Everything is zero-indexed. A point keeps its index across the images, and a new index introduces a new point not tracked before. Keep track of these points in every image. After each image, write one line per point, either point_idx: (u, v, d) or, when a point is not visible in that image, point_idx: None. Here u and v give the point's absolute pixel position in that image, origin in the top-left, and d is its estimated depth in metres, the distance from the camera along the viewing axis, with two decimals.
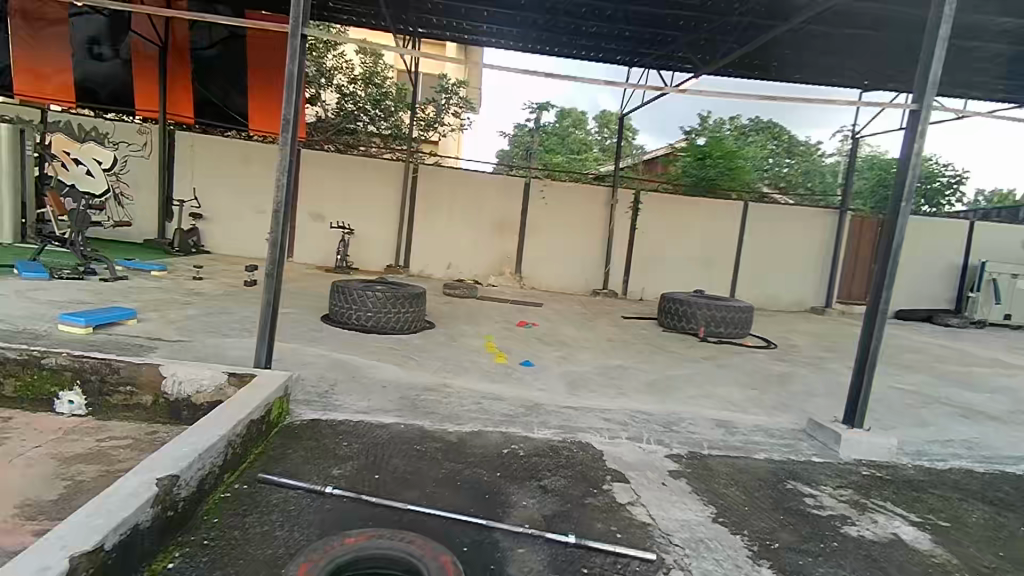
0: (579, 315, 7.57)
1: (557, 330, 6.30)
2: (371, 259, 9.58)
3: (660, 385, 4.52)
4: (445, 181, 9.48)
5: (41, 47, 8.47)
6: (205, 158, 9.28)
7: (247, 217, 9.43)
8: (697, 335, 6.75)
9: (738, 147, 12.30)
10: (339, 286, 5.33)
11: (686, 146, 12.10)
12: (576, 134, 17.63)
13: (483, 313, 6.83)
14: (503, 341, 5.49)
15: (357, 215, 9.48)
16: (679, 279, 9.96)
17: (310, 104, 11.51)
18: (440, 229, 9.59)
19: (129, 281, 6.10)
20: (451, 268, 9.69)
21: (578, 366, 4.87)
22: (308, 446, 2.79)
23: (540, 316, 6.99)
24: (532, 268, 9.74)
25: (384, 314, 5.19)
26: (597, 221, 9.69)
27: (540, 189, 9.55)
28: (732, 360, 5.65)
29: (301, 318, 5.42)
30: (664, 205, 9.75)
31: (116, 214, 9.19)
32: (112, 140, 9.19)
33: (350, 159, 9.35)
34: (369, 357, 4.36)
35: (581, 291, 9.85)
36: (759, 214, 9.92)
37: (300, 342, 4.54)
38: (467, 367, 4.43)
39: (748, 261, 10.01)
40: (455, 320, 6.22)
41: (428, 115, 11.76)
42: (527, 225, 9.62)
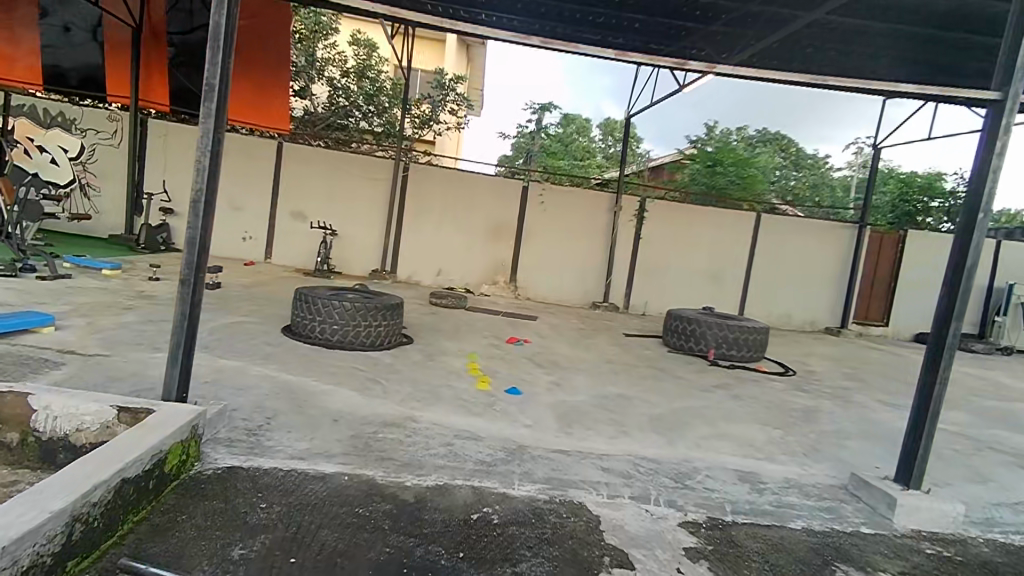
0: (576, 330, 6.91)
1: (551, 349, 5.63)
2: (355, 263, 8.91)
3: (668, 421, 3.84)
4: (437, 181, 8.84)
5: (11, 30, 7.95)
6: (180, 149, 8.63)
7: (222, 213, 8.75)
8: (706, 357, 6.08)
9: (750, 156, 11.66)
10: (302, 293, 4.65)
11: (696, 153, 11.46)
12: (579, 141, 16.45)
13: (471, 327, 6.16)
14: (488, 361, 4.81)
15: (342, 215, 8.83)
16: (685, 293, 9.29)
17: (299, 97, 10.88)
18: (430, 233, 8.94)
19: (72, 280, 5.43)
20: (440, 274, 9.02)
21: (572, 394, 4.20)
22: (213, 509, 2.11)
23: (533, 332, 6.32)
24: (528, 277, 9.06)
25: (352, 327, 4.53)
26: (598, 229, 9.05)
27: (539, 193, 8.91)
28: (748, 390, 4.98)
29: (258, 328, 4.74)
30: (672, 214, 9.12)
31: (80, 207, 8.51)
32: (80, 127, 8.51)
33: (336, 155, 8.72)
34: (326, 381, 3.68)
35: (580, 303, 9.17)
36: (772, 226, 9.28)
37: (247, 359, 3.86)
38: (442, 395, 3.75)
39: (760, 276, 9.36)
40: (437, 335, 5.55)
41: (423, 112, 11.08)
42: (523, 231, 8.97)
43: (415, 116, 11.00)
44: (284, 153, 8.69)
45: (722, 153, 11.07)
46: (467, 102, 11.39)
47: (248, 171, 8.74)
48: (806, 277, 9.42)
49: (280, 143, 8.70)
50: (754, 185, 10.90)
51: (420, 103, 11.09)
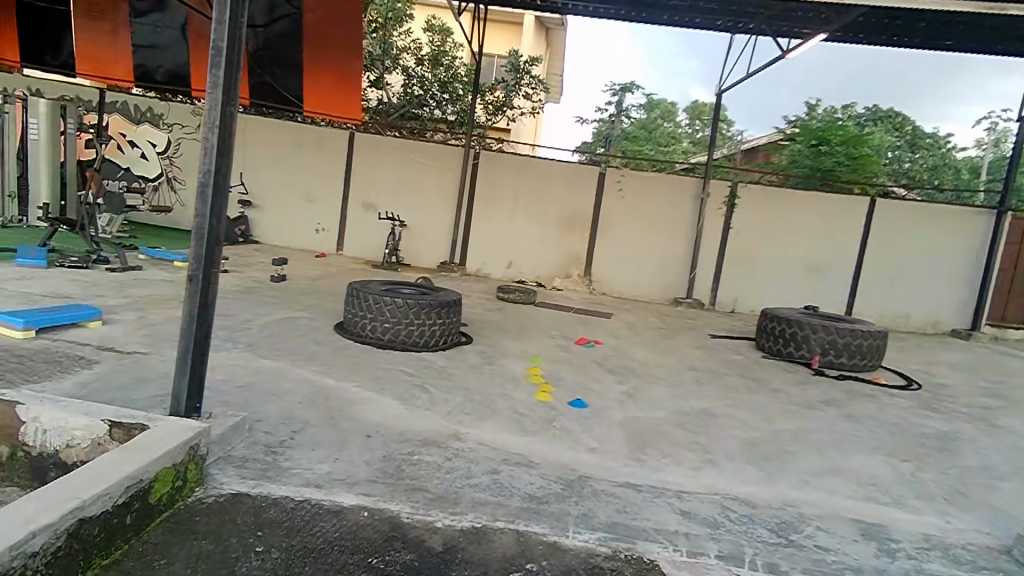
0: (656, 330, 6.25)
1: (626, 352, 5.04)
2: (424, 255, 8.67)
3: (765, 449, 3.19)
4: (508, 169, 8.41)
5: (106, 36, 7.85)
6: (257, 142, 8.75)
7: (296, 204, 8.76)
8: (810, 366, 5.27)
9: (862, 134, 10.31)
10: (354, 288, 4.33)
11: (797, 132, 10.30)
12: (664, 126, 15.84)
13: (538, 325, 5.68)
14: (553, 367, 4.32)
15: (412, 206, 8.60)
16: (783, 290, 8.33)
17: (374, 87, 10.79)
18: (501, 223, 8.53)
19: (141, 271, 5.44)
20: (511, 267, 8.60)
21: (648, 409, 3.62)
22: (199, 552, 1.76)
23: (607, 332, 5.75)
24: (604, 270, 8.46)
25: (404, 325, 4.17)
26: (682, 219, 8.27)
27: (617, 179, 8.27)
28: (862, 409, 4.18)
29: (310, 324, 4.50)
30: (767, 200, 8.18)
31: (167, 200, 8.81)
32: (166, 122, 8.80)
33: (406, 143, 8.48)
34: (368, 386, 3.33)
35: (661, 299, 8.44)
36: (887, 213, 8.11)
37: (290, 359, 3.59)
38: (495, 407, 3.30)
39: (872, 270, 8.22)
40: (500, 334, 5.12)
41: (497, 97, 10.61)
42: (600, 221, 8.37)
43: (489, 102, 10.55)
44: (356, 143, 8.56)
45: (827, 130, 9.88)
46: (544, 85, 10.80)
47: (321, 162, 8.68)
48: (927, 272, 8.18)
49: (352, 133, 8.55)
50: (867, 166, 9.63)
51: (494, 88, 10.61)
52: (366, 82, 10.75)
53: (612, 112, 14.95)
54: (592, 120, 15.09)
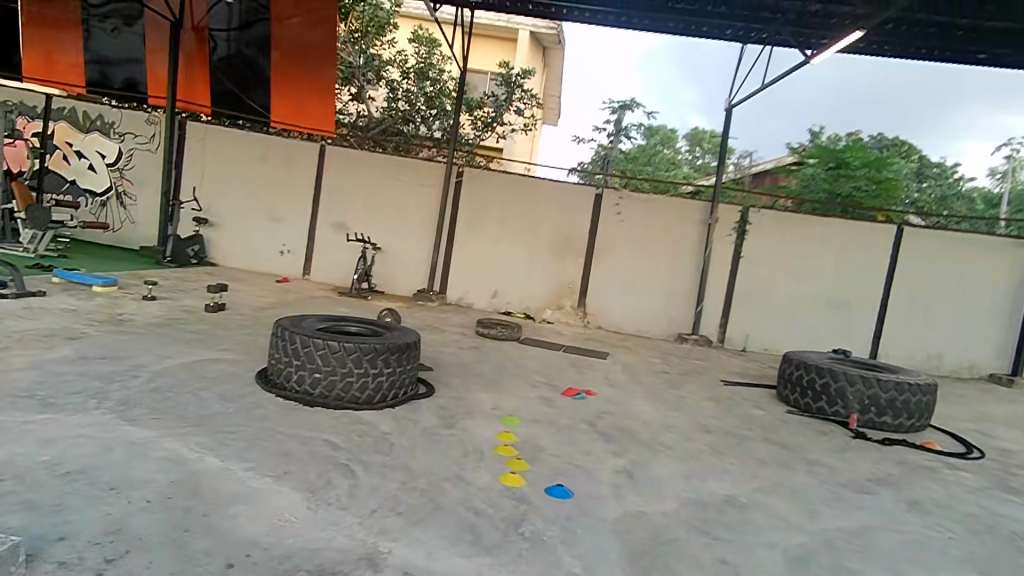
0: (659, 374, 5.34)
1: (622, 406, 4.13)
2: (400, 282, 7.77)
3: (820, 569, 2.26)
4: (495, 188, 7.59)
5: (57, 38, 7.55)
6: (218, 155, 7.81)
7: (258, 223, 7.81)
8: (847, 426, 4.34)
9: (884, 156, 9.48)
10: (280, 326, 3.38)
11: (811, 155, 9.52)
12: (664, 153, 14.72)
13: (518, 369, 4.75)
14: (530, 431, 3.39)
15: (387, 227, 7.73)
16: (799, 327, 7.43)
17: (356, 101, 10.04)
18: (486, 248, 7.66)
19: (44, 298, 4.56)
20: (496, 296, 7.71)
21: (652, 497, 2.70)
22: None
23: (601, 379, 4.82)
24: (600, 302, 7.57)
25: (339, 376, 3.23)
26: (685, 246, 7.43)
27: (615, 201, 7.47)
28: (927, 493, 3.25)
29: (226, 369, 3.58)
30: (784, 227, 7.34)
31: (117, 217, 7.95)
32: (118, 131, 7.97)
33: (382, 158, 7.65)
34: (266, 468, 2.41)
35: (663, 334, 7.53)
36: (915, 243, 7.27)
37: (171, 425, 2.67)
38: (441, 500, 2.37)
39: (899, 306, 7.35)
40: (470, 381, 4.21)
41: (487, 113, 9.81)
42: (596, 247, 7.52)
43: (477, 118, 9.80)
44: (327, 157, 7.70)
45: (843, 151, 9.11)
46: (537, 100, 9.93)
47: (287, 176, 7.77)
48: (961, 310, 7.31)
49: (324, 146, 7.70)
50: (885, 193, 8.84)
51: (483, 104, 9.82)
52: (347, 95, 10.04)
53: (611, 130, 14.29)
54: (589, 139, 14.32)
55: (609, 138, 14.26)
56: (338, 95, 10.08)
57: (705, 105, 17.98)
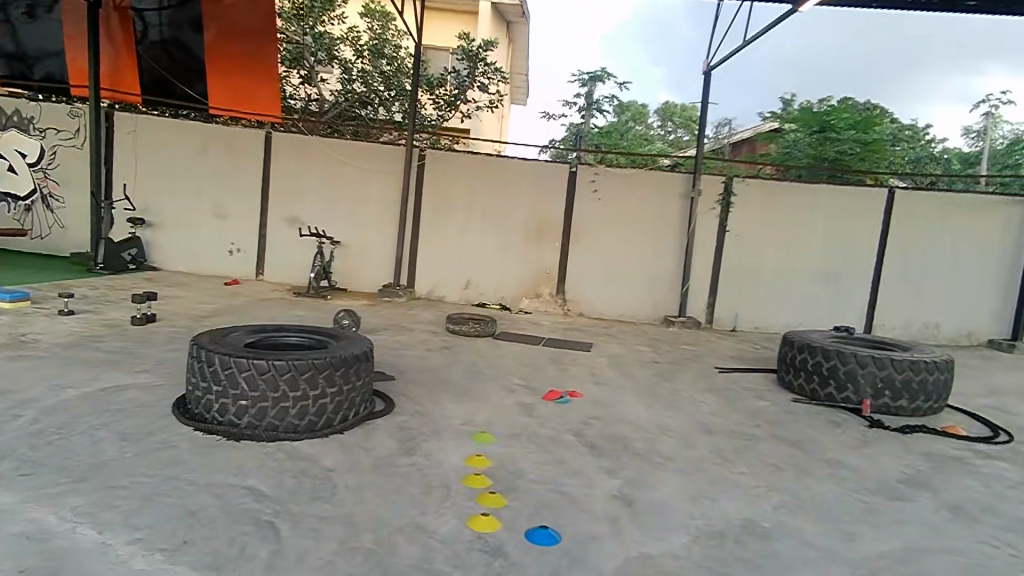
0: (649, 365, 4.86)
1: (612, 409, 3.62)
2: (364, 277, 7.16)
3: None
4: (460, 170, 7.00)
5: None
6: (152, 148, 7.07)
7: (203, 221, 7.12)
8: (861, 413, 3.90)
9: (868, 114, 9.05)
10: (197, 345, 2.77)
11: (794, 117, 9.09)
12: (637, 129, 14.18)
13: (492, 371, 4.22)
14: (508, 450, 2.87)
15: (345, 218, 7.09)
16: (791, 303, 7.02)
17: (307, 84, 9.27)
18: (455, 235, 7.09)
19: None
20: (469, 287, 7.15)
21: (656, 533, 2.20)
22: None
23: (586, 377, 4.32)
24: (581, 288, 7.06)
25: (271, 402, 2.65)
26: (667, 223, 6.95)
27: (590, 177, 6.93)
28: (968, 495, 2.81)
29: (139, 398, 2.99)
30: (770, 196, 6.89)
31: (44, 222, 7.18)
32: (38, 126, 7.15)
33: (335, 143, 6.99)
34: (159, 539, 1.85)
35: (649, 318, 7.07)
36: (908, 208, 6.88)
37: (42, 486, 2.08)
38: (391, 565, 1.84)
39: (893, 275, 6.97)
40: (437, 390, 3.67)
41: (449, 90, 9.14)
42: (573, 229, 6.99)
43: (439, 96, 9.08)
44: (274, 144, 7.02)
45: (827, 115, 8.66)
46: (501, 73, 9.28)
47: (231, 168, 7.07)
48: (956, 275, 6.96)
49: (269, 132, 7.01)
50: (872, 157, 8.40)
51: (444, 80, 9.14)
52: (297, 78, 9.25)
53: (582, 104, 13.64)
54: (558, 115, 13.62)
55: (581, 113, 13.62)
56: (286, 78, 9.29)
57: (674, 78, 17.40)
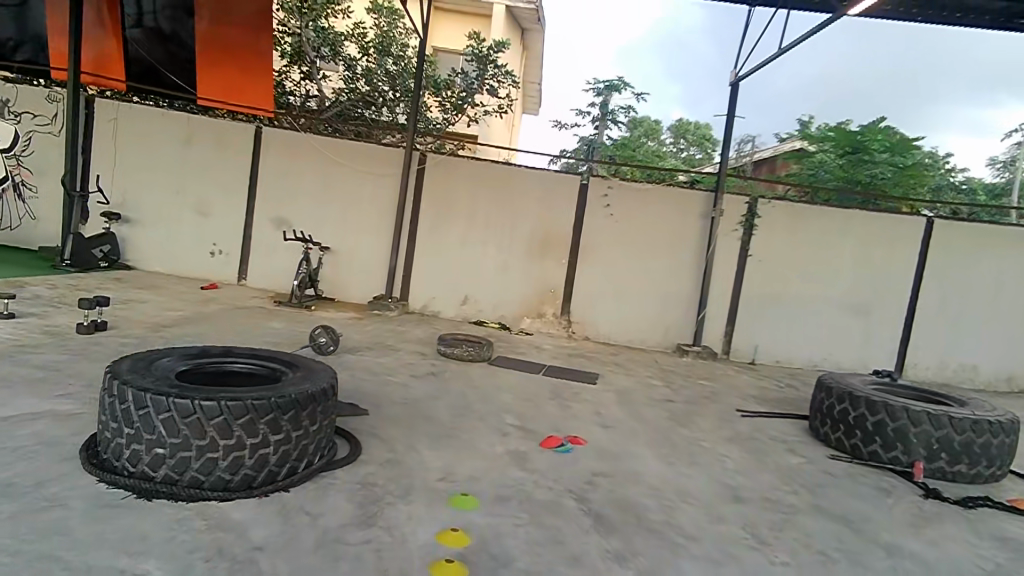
0: (662, 404, 4.29)
1: (621, 463, 3.06)
2: (353, 288, 6.63)
3: None
4: (463, 176, 6.48)
5: None
6: (134, 139, 6.59)
7: (184, 219, 6.61)
8: (913, 477, 3.33)
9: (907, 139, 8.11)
10: (111, 374, 2.23)
11: (829, 128, 8.48)
12: (649, 146, 13.62)
13: (483, 407, 3.66)
14: (492, 519, 2.31)
15: (337, 223, 6.58)
16: (815, 337, 6.44)
17: (307, 81, 8.79)
18: (453, 247, 6.56)
19: None
20: (467, 303, 6.60)
21: None
22: None
23: (591, 418, 3.76)
24: (587, 309, 6.51)
25: (194, 453, 2.10)
26: (685, 243, 6.41)
27: (603, 191, 6.41)
28: None
29: (46, 433, 2.45)
30: (798, 220, 6.34)
31: (13, 212, 6.70)
32: (14, 110, 6.68)
33: (329, 141, 6.50)
34: None
35: (660, 346, 6.50)
36: (947, 238, 6.31)
37: None
38: None
39: (928, 311, 6.39)
40: (416, 430, 3.12)
41: (456, 92, 8.64)
42: (581, 245, 6.46)
43: (446, 98, 8.57)
44: (264, 140, 6.53)
45: (863, 133, 8.17)
46: (512, 76, 8.76)
47: (217, 163, 6.57)
48: (997, 313, 6.36)
49: (259, 127, 6.53)
50: (911, 183, 7.89)
51: (452, 82, 8.64)
52: (297, 74, 8.78)
53: (595, 114, 13.15)
54: (570, 125, 13.16)
55: (594, 124, 13.16)
56: (286, 74, 8.75)
57: (689, 95, 16.70)
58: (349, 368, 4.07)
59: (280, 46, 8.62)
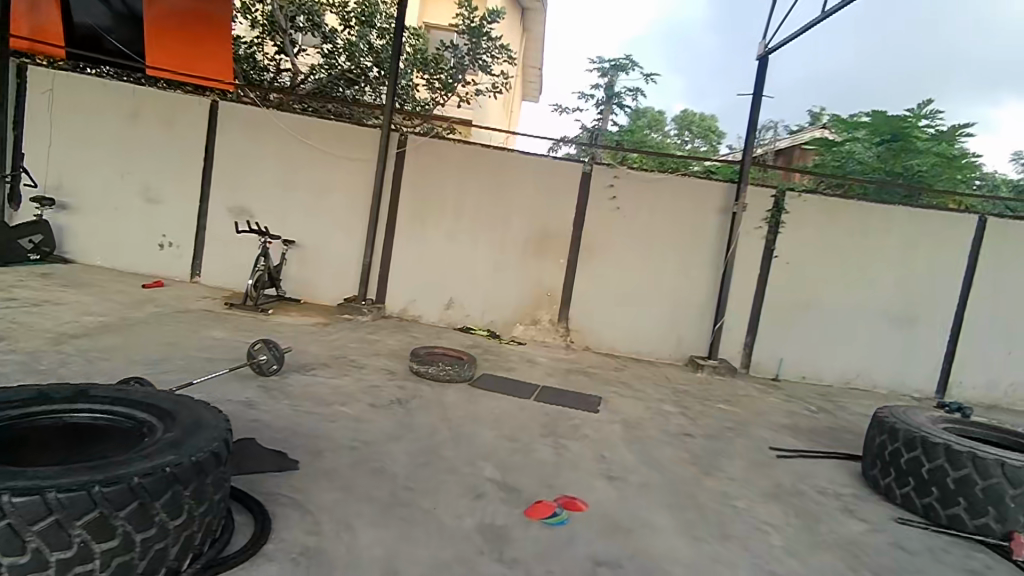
0: (680, 442, 3.49)
1: (633, 544, 2.26)
2: (323, 287, 5.82)
3: None
4: (449, 161, 5.66)
5: None
6: (71, 114, 5.77)
7: (128, 206, 5.80)
8: (1012, 555, 2.52)
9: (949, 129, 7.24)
10: None
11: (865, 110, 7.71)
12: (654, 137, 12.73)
13: (455, 452, 2.86)
14: None
15: (305, 213, 5.76)
16: (848, 350, 5.65)
17: (282, 55, 7.94)
18: (437, 243, 5.75)
19: None
20: (452, 306, 5.80)
21: None
22: None
23: (593, 466, 2.96)
24: (589, 316, 5.71)
25: None
26: (700, 243, 5.61)
27: (609, 180, 5.59)
28: None
29: None
30: (832, 216, 5.53)
31: None
32: None
33: (294, 119, 5.68)
34: None
35: (670, 358, 5.71)
36: (1005, 241, 5.50)
37: None
38: None
39: (978, 324, 5.59)
40: (359, 494, 2.31)
41: (445, 68, 7.75)
42: (584, 243, 5.65)
43: (434, 75, 7.72)
44: (221, 116, 5.72)
45: (904, 118, 7.40)
46: (507, 51, 7.87)
47: (168, 143, 5.76)
48: None
49: (216, 100, 5.71)
50: (958, 177, 7.05)
51: (440, 56, 7.76)
52: (272, 48, 7.95)
53: (599, 97, 12.35)
54: (572, 109, 12.41)
55: (598, 108, 12.31)
56: (258, 47, 7.91)
57: (694, 86, 15.64)
58: (291, 396, 3.27)
59: (251, 14, 7.76)
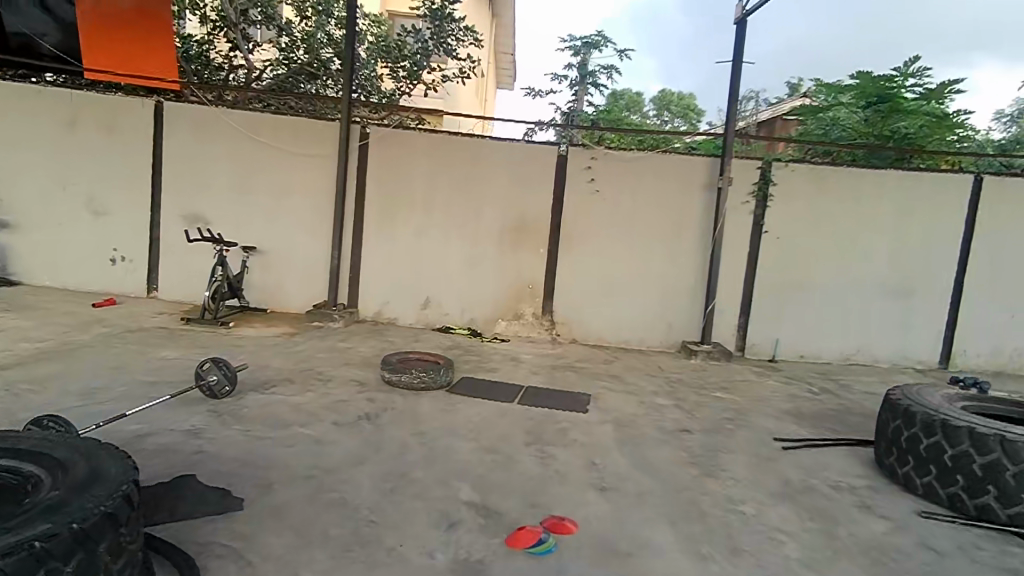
0: (676, 440, 3.20)
1: (629, 570, 1.97)
2: (290, 294, 5.47)
3: None
4: (415, 152, 5.31)
5: None
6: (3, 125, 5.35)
7: (75, 220, 5.40)
8: None
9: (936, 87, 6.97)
10: None
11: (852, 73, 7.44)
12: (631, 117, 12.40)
13: (426, 473, 2.55)
14: None
15: (265, 217, 5.40)
16: (845, 326, 5.40)
17: (237, 50, 7.52)
18: (408, 240, 5.41)
19: None
20: (428, 306, 5.48)
21: None
22: None
23: (582, 476, 2.66)
24: (573, 307, 5.42)
25: None
26: (685, 223, 5.31)
27: (586, 162, 5.27)
28: None
29: None
30: (822, 186, 5.26)
31: None
32: None
33: (246, 116, 5.30)
34: None
35: (662, 346, 5.43)
36: (1001, 202, 5.26)
37: None
38: None
39: (978, 291, 5.36)
40: (311, 536, 1.99)
41: (408, 55, 7.38)
42: (563, 231, 5.34)
43: (398, 64, 7.37)
44: (168, 118, 5.34)
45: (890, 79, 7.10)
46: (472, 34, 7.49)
47: (112, 150, 5.36)
48: None
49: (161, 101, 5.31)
50: (950, 135, 6.81)
51: (403, 43, 7.38)
52: (225, 44, 7.51)
53: (573, 78, 12.02)
54: (546, 92, 11.99)
55: (572, 89, 12.03)
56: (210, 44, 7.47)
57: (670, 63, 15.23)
58: (244, 419, 2.94)
59: (199, 10, 7.28)
